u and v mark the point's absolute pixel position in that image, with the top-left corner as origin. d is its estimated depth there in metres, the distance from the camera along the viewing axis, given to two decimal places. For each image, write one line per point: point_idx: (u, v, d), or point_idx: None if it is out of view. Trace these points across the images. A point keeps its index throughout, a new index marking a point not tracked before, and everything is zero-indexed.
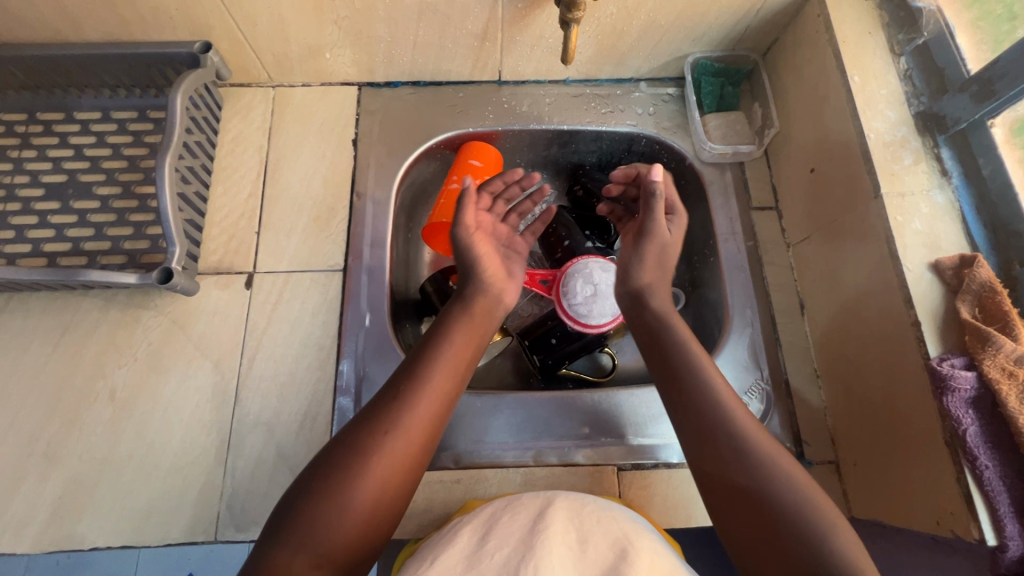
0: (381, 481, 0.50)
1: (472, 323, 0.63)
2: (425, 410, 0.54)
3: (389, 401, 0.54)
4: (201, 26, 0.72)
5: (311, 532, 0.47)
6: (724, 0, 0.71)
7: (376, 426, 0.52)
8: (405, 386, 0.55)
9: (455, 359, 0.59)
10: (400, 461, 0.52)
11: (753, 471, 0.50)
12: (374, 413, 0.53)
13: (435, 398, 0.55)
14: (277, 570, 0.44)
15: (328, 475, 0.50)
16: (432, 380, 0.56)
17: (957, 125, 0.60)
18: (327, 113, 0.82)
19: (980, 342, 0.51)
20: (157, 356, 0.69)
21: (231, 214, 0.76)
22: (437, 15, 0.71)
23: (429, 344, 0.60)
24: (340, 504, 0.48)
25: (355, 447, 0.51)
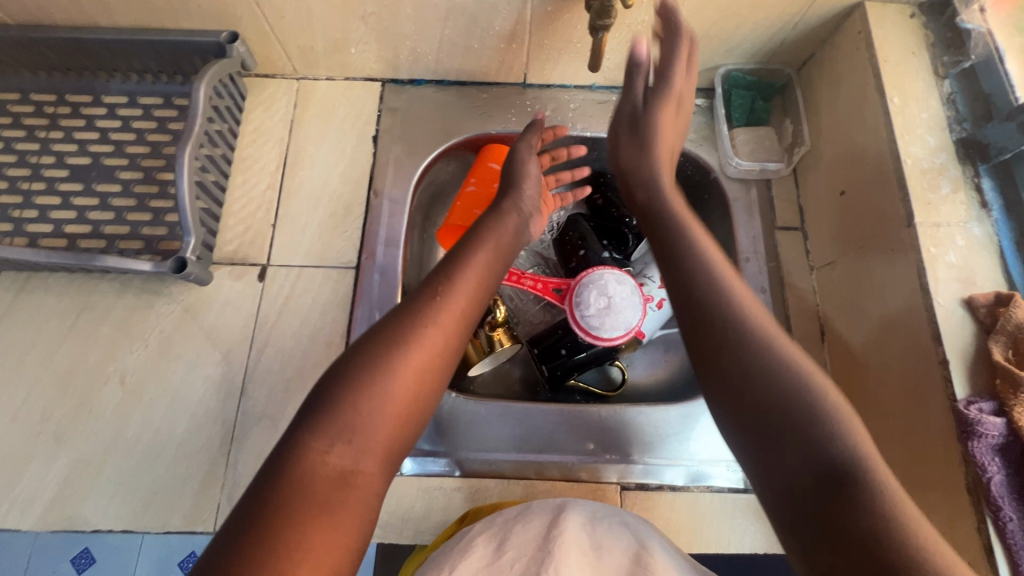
0: (412, 380, 0.51)
1: (507, 238, 0.64)
2: (455, 311, 0.55)
3: (417, 303, 0.54)
4: (229, 17, 0.72)
5: (345, 427, 0.47)
6: (761, 12, 0.68)
7: (404, 327, 0.52)
8: (435, 287, 0.56)
9: (488, 266, 0.60)
10: (429, 360, 0.52)
11: (756, 363, 0.49)
12: (408, 307, 0.54)
13: (466, 302, 0.56)
14: (313, 460, 0.46)
15: (359, 373, 0.50)
16: (464, 286, 0.56)
17: (1001, 155, 0.58)
18: (349, 108, 0.82)
19: (1011, 387, 0.49)
20: (168, 344, 0.69)
21: (248, 205, 0.76)
22: (463, 15, 0.70)
23: (459, 251, 0.60)
24: (370, 402, 0.48)
25: (384, 346, 0.51)
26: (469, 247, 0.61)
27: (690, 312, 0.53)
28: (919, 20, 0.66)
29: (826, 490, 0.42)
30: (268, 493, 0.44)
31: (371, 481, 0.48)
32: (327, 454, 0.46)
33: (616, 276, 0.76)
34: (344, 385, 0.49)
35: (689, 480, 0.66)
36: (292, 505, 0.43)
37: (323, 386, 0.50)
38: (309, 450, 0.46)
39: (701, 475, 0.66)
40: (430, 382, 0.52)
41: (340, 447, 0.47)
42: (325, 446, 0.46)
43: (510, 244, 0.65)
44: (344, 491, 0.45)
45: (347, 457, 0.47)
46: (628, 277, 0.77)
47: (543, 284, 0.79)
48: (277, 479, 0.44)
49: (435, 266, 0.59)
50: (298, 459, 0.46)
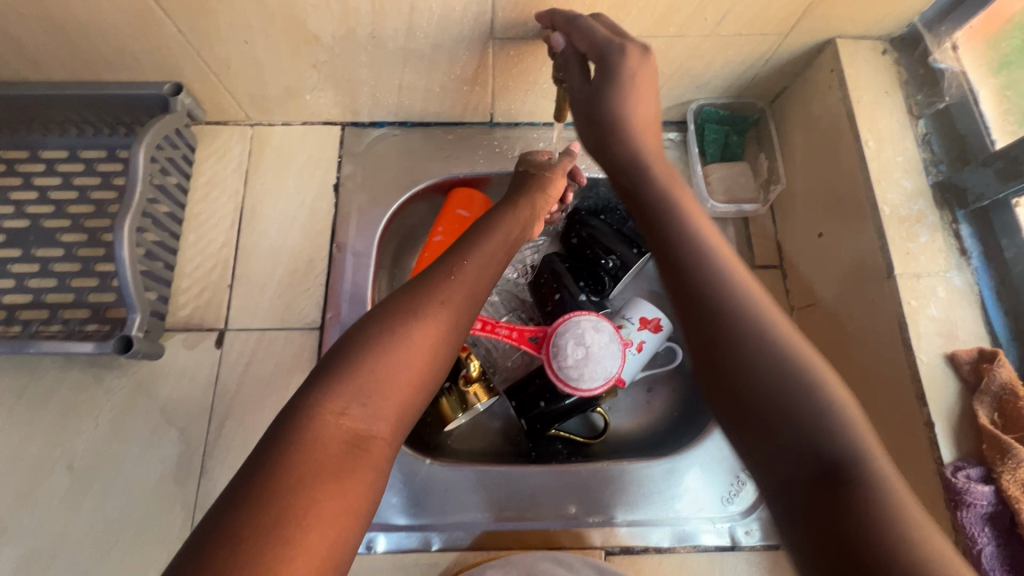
0: (431, 343, 0.47)
1: (526, 212, 0.62)
2: (476, 277, 0.52)
3: (438, 269, 0.51)
4: (171, 69, 0.67)
5: (365, 385, 0.43)
6: (732, 50, 0.66)
7: (424, 289, 0.49)
8: (457, 254, 0.53)
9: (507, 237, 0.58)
10: (449, 324, 0.48)
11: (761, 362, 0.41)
12: (430, 272, 0.51)
13: (486, 269, 0.53)
14: (330, 417, 0.41)
15: (377, 334, 0.45)
16: (484, 253, 0.54)
17: (979, 202, 0.56)
18: (308, 155, 0.78)
19: (1000, 453, 0.47)
20: (120, 422, 0.65)
21: (203, 265, 0.72)
22: (422, 61, 0.66)
23: (478, 225, 0.58)
24: (388, 363, 0.44)
25: (404, 308, 0.47)
26: (487, 221, 0.59)
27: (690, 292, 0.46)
28: (891, 56, 0.64)
29: (827, 494, 0.35)
30: (277, 451, 0.39)
31: (384, 447, 0.43)
32: (343, 414, 0.42)
33: (593, 323, 0.74)
34: (361, 346, 0.45)
35: (675, 540, 0.64)
36: (304, 462, 0.38)
37: (340, 345, 0.46)
38: (324, 409, 0.41)
39: (687, 534, 0.64)
40: (449, 348, 0.48)
41: (358, 404, 0.42)
42: (342, 404, 0.42)
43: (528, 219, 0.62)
44: (358, 454, 0.41)
45: (364, 418, 0.42)
46: (605, 322, 0.74)
47: (518, 333, 0.76)
48: (286, 438, 0.40)
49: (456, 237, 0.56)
50: (313, 418, 0.41)
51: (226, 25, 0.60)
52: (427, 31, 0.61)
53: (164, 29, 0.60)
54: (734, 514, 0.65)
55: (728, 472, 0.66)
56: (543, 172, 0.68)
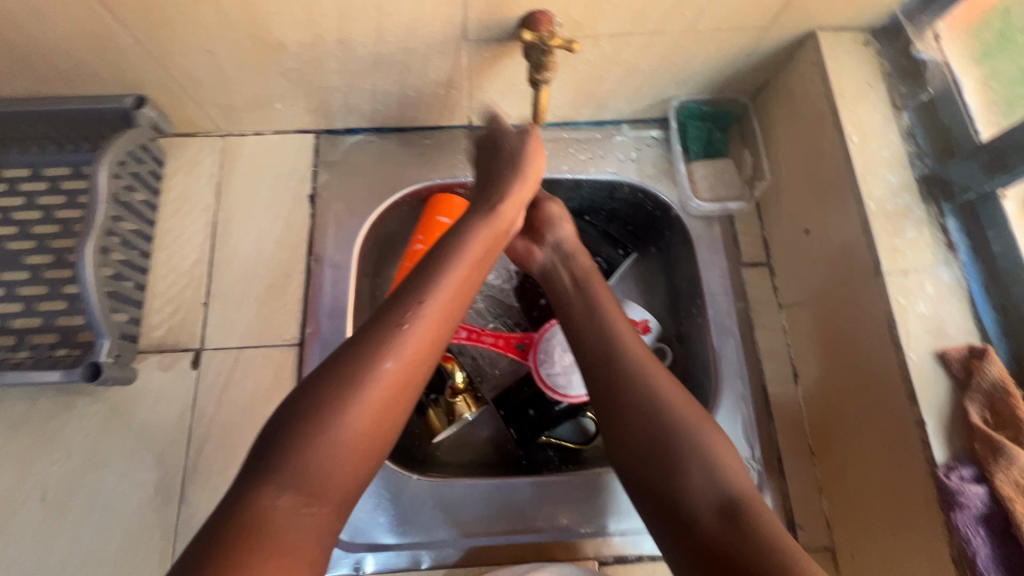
0: (375, 413, 0.46)
1: (490, 236, 0.58)
2: (427, 332, 0.50)
3: (382, 327, 0.49)
4: (133, 81, 0.64)
5: (300, 470, 0.43)
6: (712, 45, 0.64)
7: (366, 352, 0.47)
8: (404, 305, 0.50)
9: (466, 273, 0.54)
10: (395, 388, 0.47)
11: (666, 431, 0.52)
12: (373, 331, 0.48)
13: (438, 320, 0.51)
14: (263, 506, 0.41)
15: (316, 409, 0.45)
16: (437, 301, 0.51)
17: (965, 195, 0.55)
18: (282, 165, 0.75)
19: (992, 452, 0.46)
20: (95, 449, 0.63)
21: (176, 283, 0.70)
22: (394, 65, 0.64)
23: (432, 258, 0.54)
24: (326, 442, 0.44)
25: (346, 376, 0.46)
26: (444, 253, 0.55)
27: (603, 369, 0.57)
28: (873, 47, 0.63)
29: (724, 532, 0.47)
30: (214, 537, 0.40)
31: (328, 517, 0.44)
32: (278, 500, 0.42)
33: None
34: (301, 420, 0.44)
35: None
36: (245, 544, 0.40)
37: (280, 418, 0.45)
38: (261, 492, 0.42)
39: None
40: (398, 413, 0.48)
41: (294, 487, 0.43)
42: (276, 492, 0.42)
43: (491, 242, 0.58)
44: (296, 532, 0.42)
45: (302, 498, 0.43)
46: None
47: (504, 340, 0.76)
48: (224, 524, 0.41)
49: (404, 282, 0.53)
50: (249, 503, 0.42)
51: (186, 35, 0.58)
52: (397, 35, 0.59)
53: (121, 40, 0.58)
54: None
55: None
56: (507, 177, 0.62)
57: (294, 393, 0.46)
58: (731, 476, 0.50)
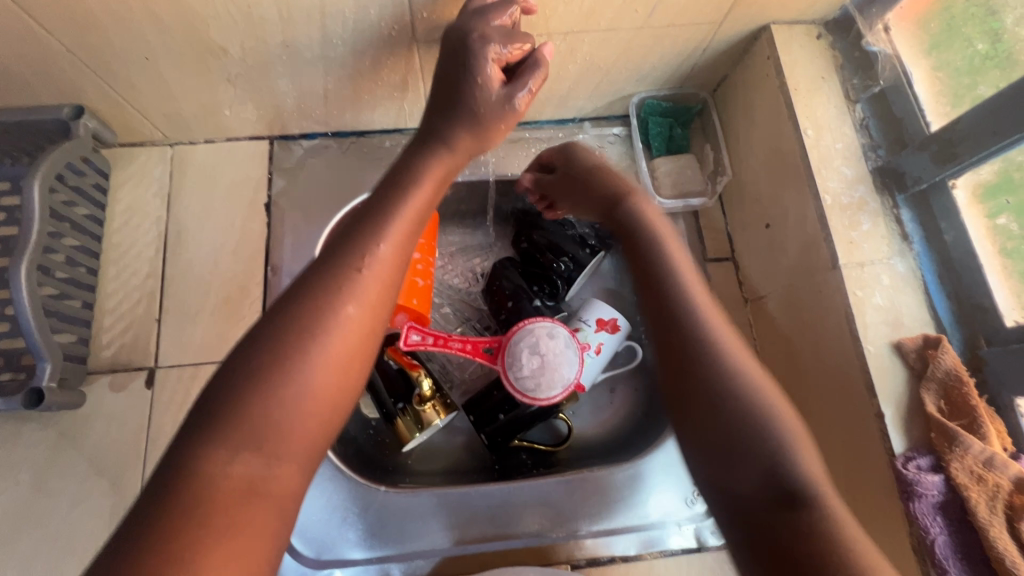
0: (332, 369, 0.42)
1: (440, 171, 0.54)
2: (381, 277, 0.45)
3: (333, 269, 0.44)
4: (69, 91, 0.61)
5: (255, 431, 0.39)
6: (668, 41, 0.64)
7: (315, 303, 0.43)
8: (355, 249, 0.45)
9: (416, 215, 0.50)
10: (353, 340, 0.43)
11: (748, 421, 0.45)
12: (324, 275, 0.44)
13: (390, 266, 0.46)
14: (209, 472, 0.37)
15: (264, 366, 0.40)
16: (388, 245, 0.46)
17: (917, 185, 0.55)
18: (235, 173, 0.73)
19: (946, 440, 0.47)
20: (45, 477, 0.60)
21: (127, 300, 0.67)
22: (345, 68, 0.62)
23: (379, 199, 0.49)
24: (278, 401, 0.40)
25: (300, 323, 0.42)
26: (392, 195, 0.50)
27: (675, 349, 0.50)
28: (826, 40, 0.63)
29: (775, 521, 0.41)
30: (155, 514, 0.36)
31: (290, 478, 0.40)
32: (228, 464, 0.38)
33: (547, 330, 0.71)
34: (249, 377, 0.40)
35: (641, 548, 0.63)
36: (193, 518, 0.36)
37: (224, 379, 0.40)
38: (206, 455, 0.38)
39: (653, 540, 0.63)
40: (356, 368, 0.44)
41: (246, 451, 0.38)
42: (225, 456, 0.38)
43: (440, 178, 0.54)
44: (251, 506, 0.38)
45: (256, 465, 0.39)
46: (559, 328, 0.72)
47: (472, 345, 0.73)
48: (168, 497, 0.36)
49: (352, 222, 0.48)
50: (192, 472, 0.37)
51: (120, 42, 0.55)
52: (345, 38, 0.58)
53: (52, 49, 0.55)
54: (699, 515, 0.64)
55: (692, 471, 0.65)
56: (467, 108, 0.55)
57: (240, 347, 0.42)
58: (802, 467, 0.43)
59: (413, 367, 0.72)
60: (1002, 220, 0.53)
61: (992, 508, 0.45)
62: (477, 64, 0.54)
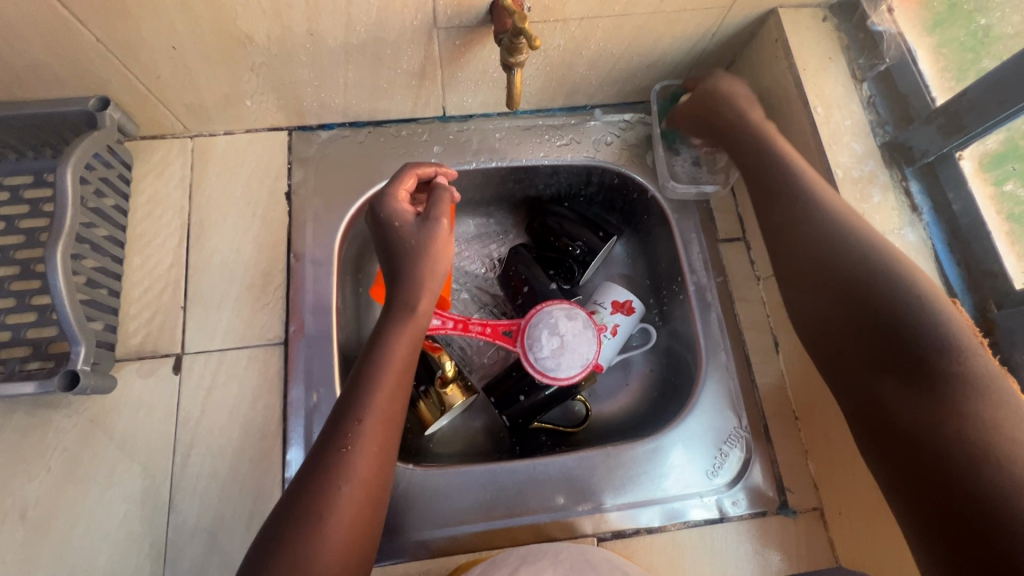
0: (340, 550, 0.45)
1: (410, 339, 0.55)
2: (370, 458, 0.49)
3: (325, 459, 0.48)
4: (95, 82, 0.62)
5: None
6: (678, 26, 0.66)
7: (314, 493, 0.46)
8: (340, 431, 0.49)
9: (397, 379, 0.53)
10: (354, 520, 0.46)
11: (903, 313, 0.47)
12: (317, 464, 0.48)
13: (380, 438, 0.50)
14: None
15: (280, 555, 0.44)
16: (373, 420, 0.50)
17: (925, 158, 0.58)
18: (255, 163, 0.74)
19: None
20: (76, 462, 0.61)
21: (152, 288, 0.68)
22: (365, 56, 0.64)
23: (360, 369, 0.53)
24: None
25: (304, 515, 0.45)
26: (368, 365, 0.53)
27: (817, 262, 0.54)
28: (831, 23, 0.65)
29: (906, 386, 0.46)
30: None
31: None
32: None
33: (566, 311, 0.73)
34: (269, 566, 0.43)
35: (667, 519, 0.64)
36: None
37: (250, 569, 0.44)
38: None
39: (677, 512, 0.64)
40: (360, 544, 0.47)
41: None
42: None
43: (414, 339, 0.56)
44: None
45: None
46: (578, 309, 0.74)
47: (491, 328, 0.75)
48: None
49: (338, 402, 0.52)
50: None
51: (149, 31, 0.56)
52: (367, 25, 0.59)
53: (81, 37, 0.56)
54: (719, 487, 0.65)
55: (710, 445, 0.67)
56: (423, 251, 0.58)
57: (257, 544, 0.45)
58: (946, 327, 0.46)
59: (429, 345, 0.74)
60: (1009, 186, 0.54)
61: None
62: (389, 210, 0.59)
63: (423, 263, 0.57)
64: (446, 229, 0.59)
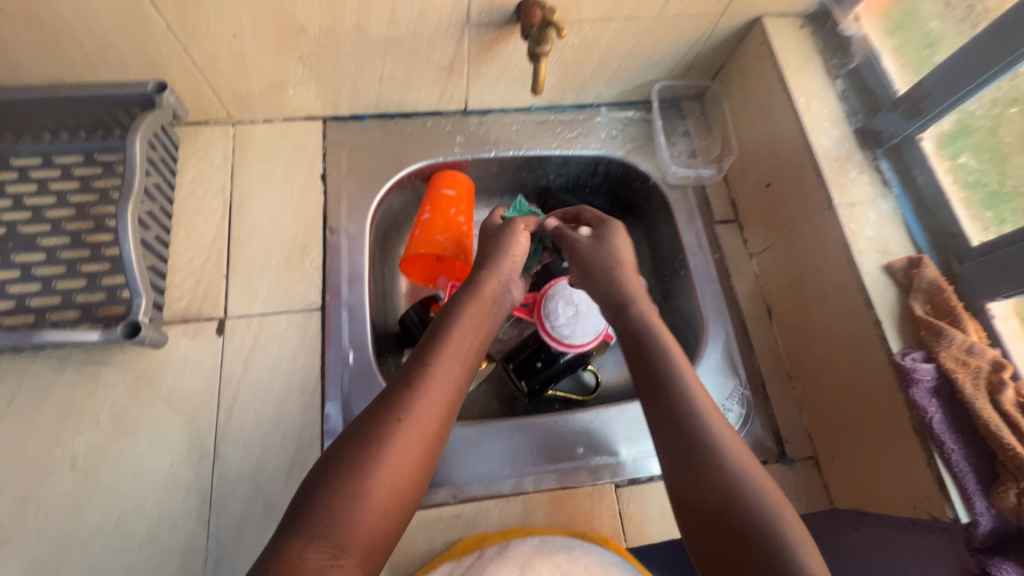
0: (402, 472, 0.49)
1: (477, 316, 0.62)
2: (436, 413, 0.53)
3: (397, 393, 0.53)
4: (156, 67, 0.69)
5: (331, 521, 0.45)
6: (677, 30, 0.75)
7: (384, 432, 0.50)
8: (417, 373, 0.55)
9: (467, 347, 0.59)
10: (415, 461, 0.50)
11: (712, 459, 0.49)
12: (391, 395, 0.53)
13: (449, 404, 0.54)
14: (290, 560, 0.42)
15: (351, 461, 0.48)
16: (445, 387, 0.54)
17: (892, 140, 0.67)
18: (292, 149, 0.80)
19: (935, 335, 0.57)
20: (124, 415, 0.64)
21: (196, 258, 0.73)
22: (402, 50, 0.72)
23: (431, 340, 0.58)
24: (349, 515, 0.46)
25: (376, 434, 0.50)
26: (440, 329, 0.59)
27: (648, 373, 0.56)
28: (808, 29, 0.76)
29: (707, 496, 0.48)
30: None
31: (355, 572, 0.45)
32: (308, 553, 0.43)
33: None
34: (340, 473, 0.48)
35: None
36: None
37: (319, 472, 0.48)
38: (290, 543, 0.44)
39: None
40: (420, 477, 0.50)
41: (320, 543, 0.44)
42: (303, 544, 0.44)
43: (484, 315, 0.62)
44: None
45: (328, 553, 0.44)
46: None
47: None
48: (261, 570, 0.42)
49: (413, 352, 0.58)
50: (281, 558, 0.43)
51: (215, 19, 0.63)
52: (409, 20, 0.67)
53: (155, 24, 0.63)
54: None
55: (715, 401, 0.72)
56: (495, 259, 0.66)
57: (328, 454, 0.50)
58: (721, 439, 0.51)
59: (435, 308, 0.79)
60: (963, 159, 0.64)
61: (976, 385, 0.53)
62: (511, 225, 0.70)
63: (501, 254, 0.67)
64: (522, 235, 0.69)
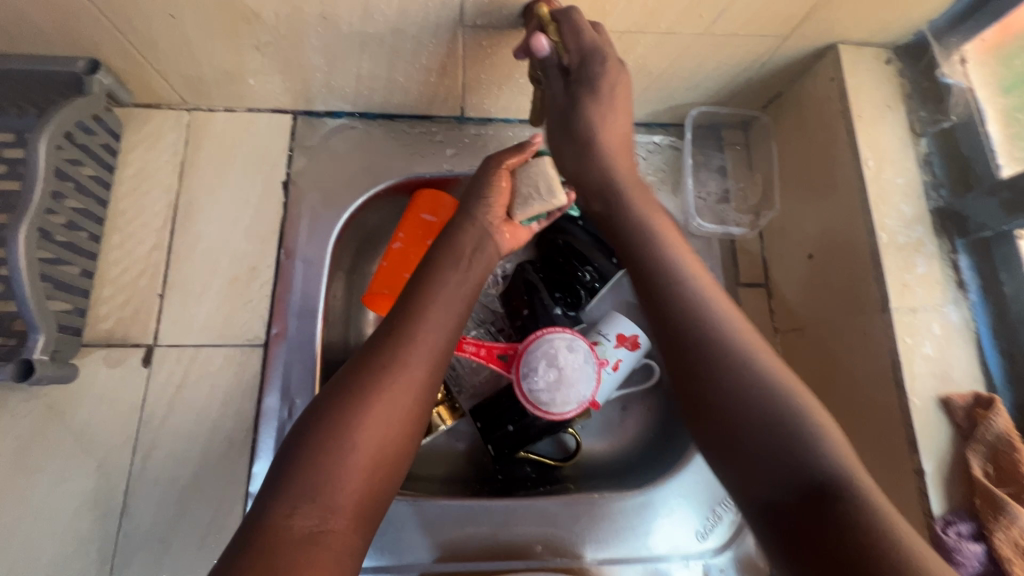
0: (388, 427, 0.45)
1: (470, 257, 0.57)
2: (422, 361, 0.48)
3: (378, 344, 0.49)
4: (84, 43, 0.57)
5: (310, 483, 0.42)
6: (728, 51, 0.60)
7: (365, 385, 0.46)
8: (403, 321, 0.50)
9: (458, 290, 0.54)
10: (404, 411, 0.47)
11: (737, 386, 0.45)
12: (376, 347, 0.48)
13: (436, 352, 0.50)
14: (275, 525, 0.40)
15: (330, 419, 0.44)
16: (428, 334, 0.50)
17: (981, 233, 0.53)
18: (254, 147, 0.69)
19: (992, 508, 0.45)
20: (26, 451, 0.56)
21: (129, 271, 0.63)
22: (381, 48, 0.58)
23: (423, 283, 0.53)
24: (331, 475, 0.42)
25: (359, 388, 0.46)
26: (430, 272, 0.54)
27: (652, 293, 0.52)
28: (894, 66, 0.59)
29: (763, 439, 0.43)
30: (232, 566, 0.37)
31: (348, 530, 0.42)
32: (295, 517, 0.40)
33: (567, 342, 0.68)
34: (321, 432, 0.44)
35: None
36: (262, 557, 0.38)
37: (297, 432, 0.45)
38: (273, 507, 0.41)
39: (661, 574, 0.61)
40: (410, 428, 0.47)
41: (308, 506, 0.41)
42: (288, 507, 0.41)
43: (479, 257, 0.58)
44: (315, 552, 0.39)
45: (316, 514, 0.41)
46: (580, 341, 0.68)
47: (486, 350, 0.70)
48: (247, 542, 0.39)
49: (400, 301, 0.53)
50: (261, 524, 0.40)
51: None
52: (387, 15, 0.53)
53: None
54: (709, 552, 0.62)
55: (705, 505, 0.63)
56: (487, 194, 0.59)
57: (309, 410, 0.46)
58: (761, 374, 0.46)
59: None
60: None
61: None
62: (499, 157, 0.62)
63: (494, 190, 0.60)
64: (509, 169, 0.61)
